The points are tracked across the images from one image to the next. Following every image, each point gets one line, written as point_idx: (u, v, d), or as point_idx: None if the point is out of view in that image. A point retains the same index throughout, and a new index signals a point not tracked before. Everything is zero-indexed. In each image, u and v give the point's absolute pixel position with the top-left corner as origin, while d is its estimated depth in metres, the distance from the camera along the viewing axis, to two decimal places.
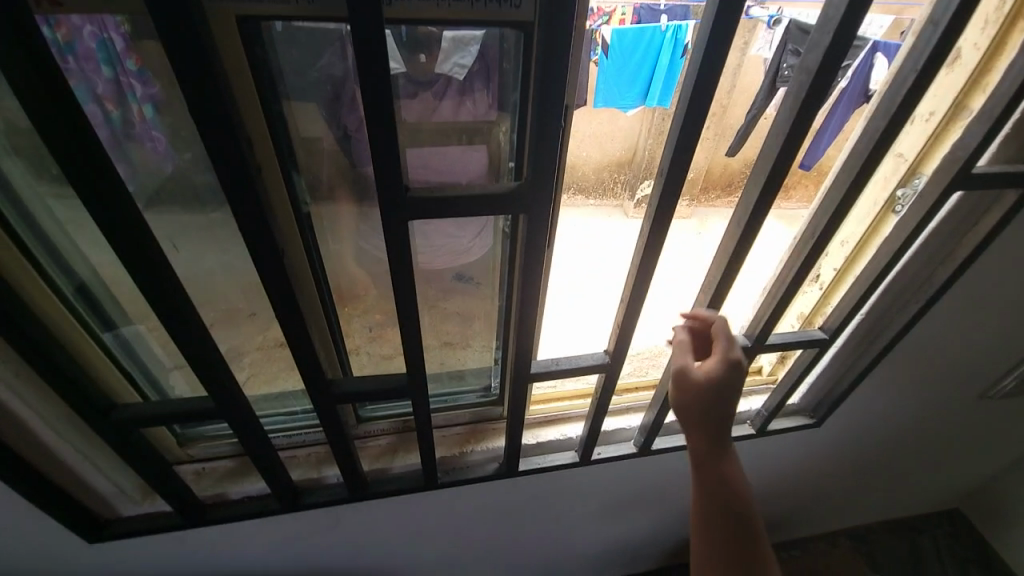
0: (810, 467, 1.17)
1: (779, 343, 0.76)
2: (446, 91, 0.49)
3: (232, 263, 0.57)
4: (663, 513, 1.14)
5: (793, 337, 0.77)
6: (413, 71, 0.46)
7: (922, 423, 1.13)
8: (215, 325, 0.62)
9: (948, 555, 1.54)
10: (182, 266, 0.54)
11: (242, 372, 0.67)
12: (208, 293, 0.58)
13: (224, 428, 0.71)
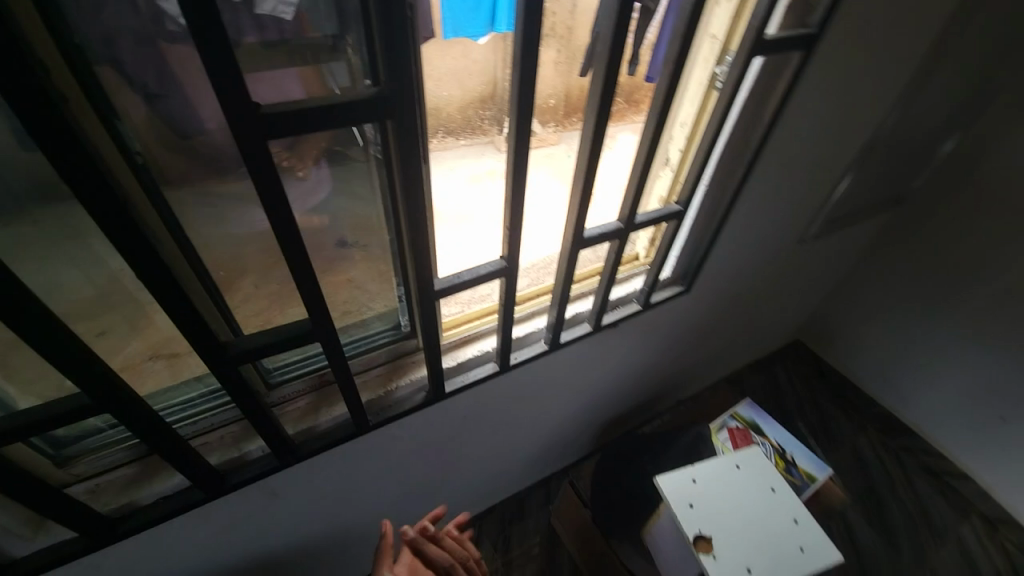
0: (691, 331, 1.38)
1: (647, 219, 0.86)
2: (268, 30, 0.44)
3: (74, 242, 0.50)
4: (582, 402, 1.28)
5: (658, 212, 0.88)
6: (229, 11, 0.41)
7: (764, 274, 1.38)
8: (76, 322, 0.54)
9: (795, 374, 1.96)
10: (10, 257, 0.46)
11: (121, 365, 0.60)
12: (48, 283, 0.50)
13: (104, 416, 0.63)
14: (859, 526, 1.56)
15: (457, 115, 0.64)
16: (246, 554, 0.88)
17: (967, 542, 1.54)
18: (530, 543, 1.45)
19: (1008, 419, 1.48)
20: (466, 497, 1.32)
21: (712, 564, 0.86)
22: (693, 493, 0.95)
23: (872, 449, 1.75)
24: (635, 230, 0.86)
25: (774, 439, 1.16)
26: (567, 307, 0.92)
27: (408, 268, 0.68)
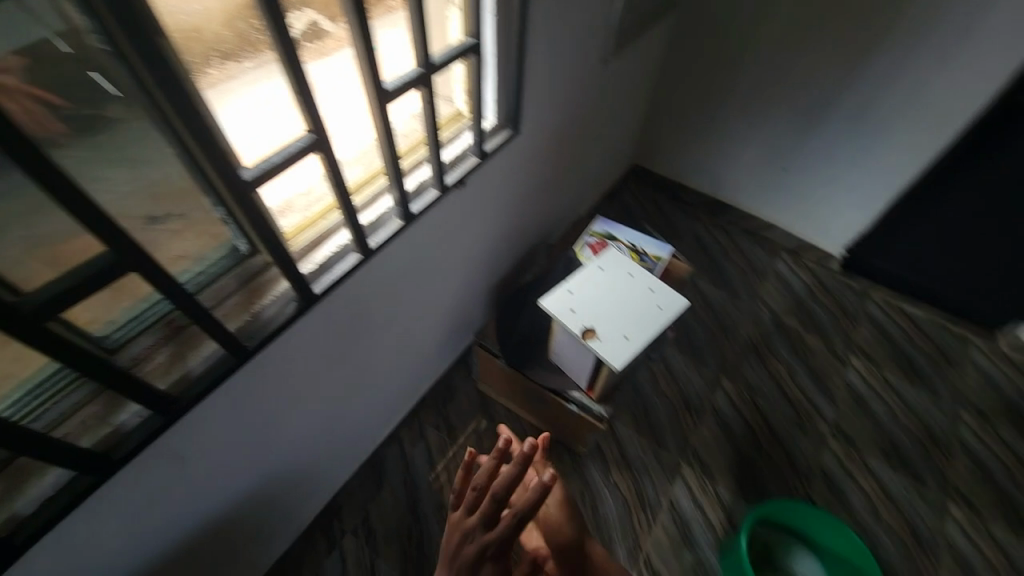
0: (538, 177, 1.47)
1: (445, 57, 0.86)
2: None
3: None
4: (464, 273, 1.36)
5: (453, 49, 0.88)
6: None
7: (584, 104, 1.48)
8: None
9: (638, 194, 2.24)
10: None
11: None
12: None
13: None
14: (709, 291, 1.95)
15: (226, 33, 0.56)
16: (190, 516, 0.91)
17: (779, 271, 2.01)
18: (468, 415, 1.64)
19: (788, 166, 1.87)
20: (391, 397, 1.42)
21: (598, 345, 1.03)
22: (572, 300, 1.10)
23: (706, 231, 2.12)
24: (435, 72, 0.85)
25: (626, 240, 1.34)
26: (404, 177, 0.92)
27: (217, 180, 0.62)
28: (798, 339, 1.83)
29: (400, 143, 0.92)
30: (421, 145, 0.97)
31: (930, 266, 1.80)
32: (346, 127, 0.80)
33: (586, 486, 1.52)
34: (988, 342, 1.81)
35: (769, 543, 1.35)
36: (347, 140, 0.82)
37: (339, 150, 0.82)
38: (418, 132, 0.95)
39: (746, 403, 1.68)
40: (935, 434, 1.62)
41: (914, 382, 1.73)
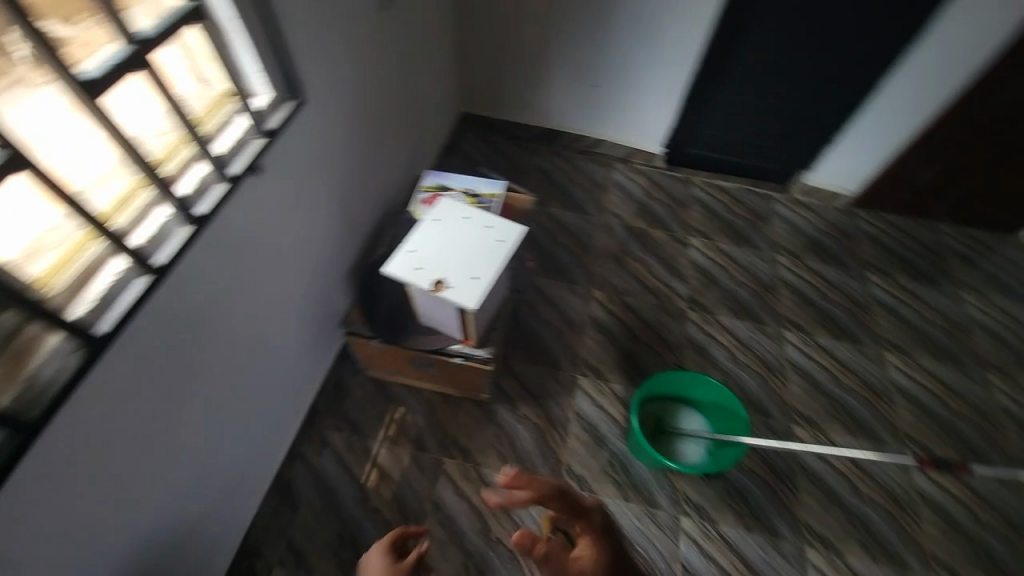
0: (357, 147, 1.41)
1: (160, 29, 0.76)
2: None
3: None
4: (307, 265, 1.29)
5: (166, 17, 0.77)
6: None
7: (380, 61, 1.43)
8: None
9: (476, 142, 2.25)
10: None
11: None
12: None
13: None
14: (562, 215, 2.06)
15: None
16: None
17: (617, 181, 2.18)
18: (366, 403, 1.60)
19: (596, 83, 2.01)
20: (273, 413, 1.34)
21: (450, 293, 1.04)
22: (416, 259, 1.09)
23: (547, 161, 2.22)
24: (151, 53, 0.76)
25: (460, 187, 1.35)
26: (166, 179, 0.83)
27: None
28: (646, 236, 2.03)
29: (151, 152, 0.80)
30: (181, 140, 0.85)
31: (728, 142, 2.08)
32: (72, 144, 0.67)
33: (500, 427, 1.58)
34: (785, 194, 2.17)
35: (660, 415, 1.52)
36: (78, 160, 0.69)
37: (68, 178, 0.68)
38: (171, 125, 0.83)
39: (617, 305, 1.84)
40: (764, 280, 1.93)
41: (741, 244, 2.02)
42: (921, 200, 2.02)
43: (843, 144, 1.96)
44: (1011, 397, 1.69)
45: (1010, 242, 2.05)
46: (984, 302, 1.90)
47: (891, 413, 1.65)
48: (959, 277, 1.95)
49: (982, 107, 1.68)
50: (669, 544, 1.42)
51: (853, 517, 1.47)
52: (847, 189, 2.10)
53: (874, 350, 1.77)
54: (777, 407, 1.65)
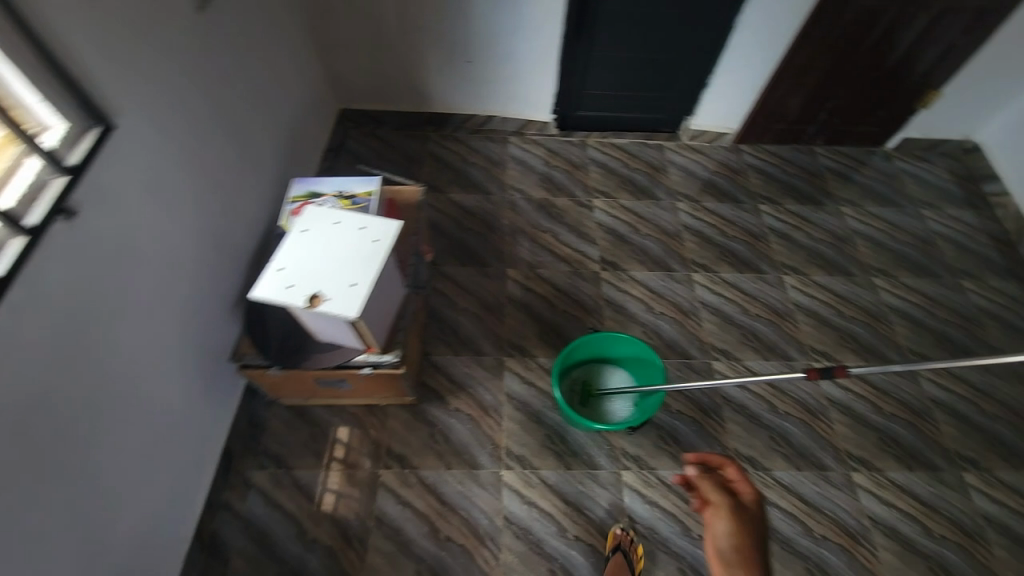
0: (209, 167, 1.30)
1: None
2: None
3: None
4: (169, 308, 1.18)
5: None
6: None
7: (215, 70, 1.30)
8: None
9: (362, 139, 2.14)
10: None
11: None
12: None
13: None
14: (464, 199, 2.01)
15: None
16: None
17: (514, 156, 2.15)
18: (286, 433, 1.51)
19: (471, 59, 1.94)
20: (173, 467, 1.24)
21: (328, 305, 0.98)
22: (287, 276, 1.01)
23: (440, 147, 2.15)
24: None
25: (333, 191, 1.26)
26: None
27: None
28: (550, 206, 2.02)
29: None
30: None
31: (613, 100, 2.10)
32: None
33: (432, 426, 1.55)
34: (675, 142, 2.23)
35: (585, 379, 1.54)
36: None
37: None
38: None
39: (532, 280, 1.84)
40: (667, 229, 1.99)
41: (641, 197, 2.07)
42: (795, 127, 2.14)
43: (717, 86, 2.02)
44: (894, 294, 1.85)
45: (876, 153, 2.23)
46: (861, 213, 2.05)
47: (796, 331, 1.77)
48: (838, 194, 2.10)
49: (827, 33, 1.79)
50: (614, 501, 1.45)
51: (775, 434, 1.56)
52: (730, 129, 2.19)
53: (773, 276, 1.88)
54: (695, 347, 1.73)
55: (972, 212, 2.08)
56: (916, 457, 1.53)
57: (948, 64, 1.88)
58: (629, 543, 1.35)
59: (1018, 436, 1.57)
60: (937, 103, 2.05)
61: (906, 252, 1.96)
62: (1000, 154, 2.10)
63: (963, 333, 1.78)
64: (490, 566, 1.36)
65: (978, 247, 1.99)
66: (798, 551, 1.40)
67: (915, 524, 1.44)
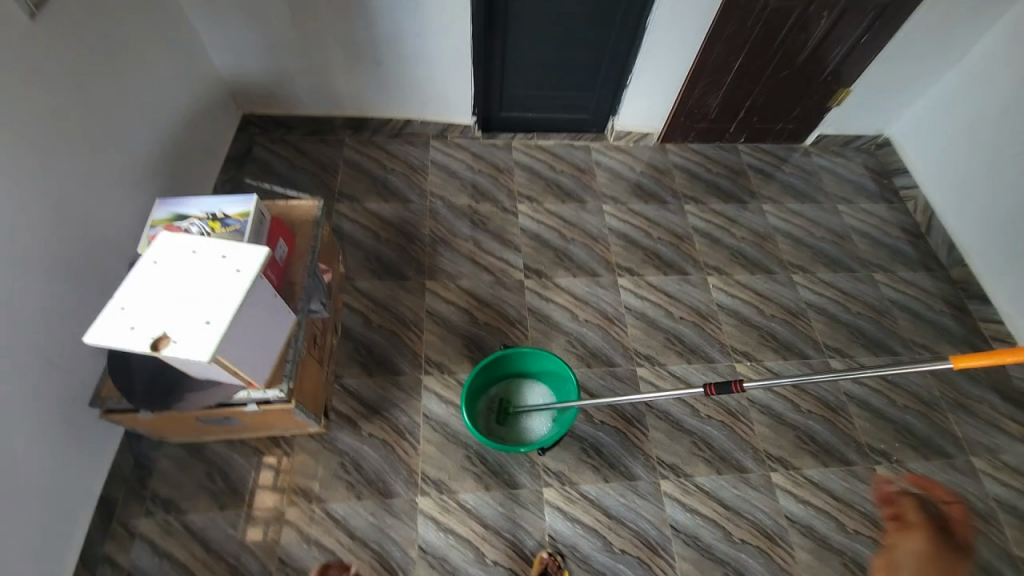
0: (37, 190, 1.15)
1: None
2: None
3: None
4: (10, 355, 1.06)
5: None
6: None
7: (48, 82, 1.19)
8: None
9: (270, 146, 2.00)
10: None
11: None
12: None
13: None
14: (380, 208, 1.91)
15: None
16: None
17: (435, 161, 2.06)
18: (175, 474, 1.37)
19: (380, 61, 1.84)
20: (31, 523, 1.10)
21: (176, 349, 0.88)
22: (128, 317, 0.90)
23: (356, 153, 2.04)
24: None
25: (201, 213, 1.15)
26: None
27: None
28: (472, 212, 1.95)
29: None
30: None
31: (534, 101, 2.04)
32: None
33: (342, 455, 1.45)
34: (601, 143, 2.19)
35: (503, 395, 1.48)
36: None
37: None
38: None
39: (452, 292, 1.76)
40: (593, 232, 1.95)
41: (567, 200, 2.02)
42: (717, 126, 2.15)
43: (635, 87, 1.98)
44: (812, 290, 1.88)
45: (795, 150, 2.27)
46: (782, 210, 2.08)
47: (718, 332, 1.76)
48: (760, 192, 2.12)
49: (738, 33, 1.79)
50: (534, 520, 1.40)
51: (698, 439, 1.54)
52: (654, 128, 2.17)
53: (697, 277, 1.88)
54: (620, 355, 1.69)
55: (885, 206, 2.15)
56: (832, 453, 1.55)
57: (854, 62, 1.92)
58: (556, 568, 1.31)
59: (926, 426, 1.62)
60: (848, 100, 2.09)
61: (823, 247, 2.00)
62: (909, 149, 2.17)
63: (876, 327, 1.83)
64: None
65: (890, 239, 2.05)
66: (717, 558, 1.39)
67: (829, 521, 1.45)
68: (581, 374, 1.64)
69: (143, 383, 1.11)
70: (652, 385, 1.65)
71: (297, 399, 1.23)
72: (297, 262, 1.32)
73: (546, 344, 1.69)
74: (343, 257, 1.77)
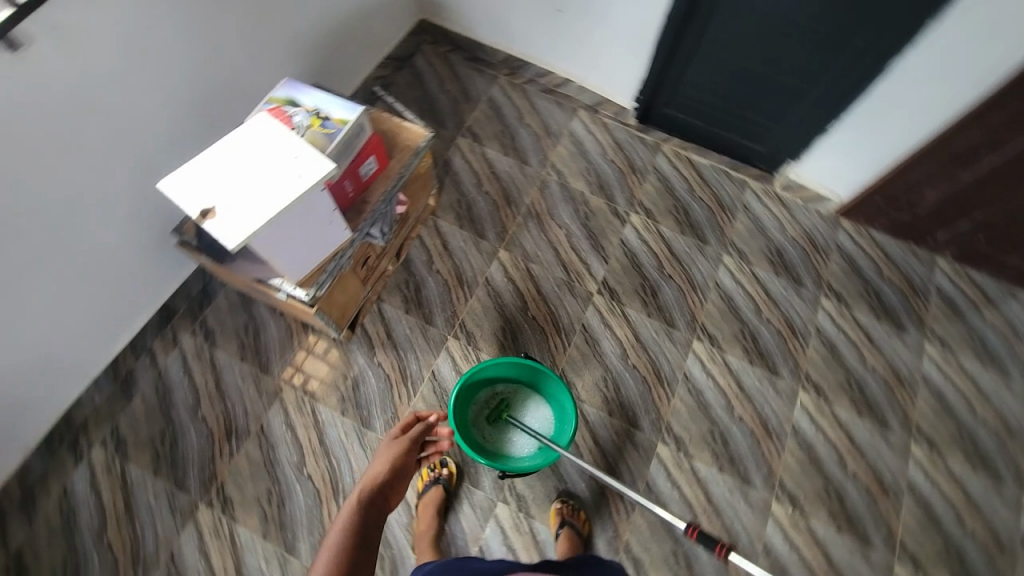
0: (211, 34, 1.27)
1: None
2: None
3: None
4: (125, 166, 1.22)
5: None
6: None
7: None
8: None
9: (432, 55, 1.99)
10: None
11: None
12: None
13: None
14: (497, 159, 1.83)
15: None
16: None
17: (574, 132, 1.90)
18: (223, 314, 1.55)
19: (561, 8, 1.70)
20: (106, 299, 1.35)
21: (215, 226, 0.95)
22: (197, 177, 0.98)
23: (503, 94, 1.95)
24: None
25: (310, 105, 1.18)
26: None
27: None
28: (582, 201, 1.79)
29: None
30: None
31: (708, 111, 1.75)
32: None
33: (350, 369, 1.52)
34: (763, 185, 1.84)
35: (507, 398, 1.42)
36: None
37: None
38: None
39: (519, 271, 1.67)
40: (696, 279, 1.69)
41: (686, 232, 1.76)
42: (922, 225, 1.67)
43: (834, 137, 1.62)
44: (925, 474, 1.46)
45: (1018, 299, 1.69)
46: (949, 363, 1.60)
47: (774, 456, 1.47)
48: (932, 327, 1.64)
49: (1009, 125, 1.33)
50: (475, 525, 1.37)
51: (679, 550, 1.35)
52: (837, 194, 1.77)
53: (787, 385, 1.55)
54: (649, 420, 1.50)
55: None
56: None
57: None
58: None
59: None
60: None
61: (977, 433, 1.51)
62: None
63: (985, 560, 1.38)
64: (331, 521, 1.38)
65: None
66: None
67: None
68: (597, 417, 1.50)
69: (209, 253, 1.25)
70: (665, 470, 1.45)
71: (321, 306, 1.29)
72: (379, 183, 1.32)
73: (580, 368, 1.55)
74: (439, 191, 1.76)
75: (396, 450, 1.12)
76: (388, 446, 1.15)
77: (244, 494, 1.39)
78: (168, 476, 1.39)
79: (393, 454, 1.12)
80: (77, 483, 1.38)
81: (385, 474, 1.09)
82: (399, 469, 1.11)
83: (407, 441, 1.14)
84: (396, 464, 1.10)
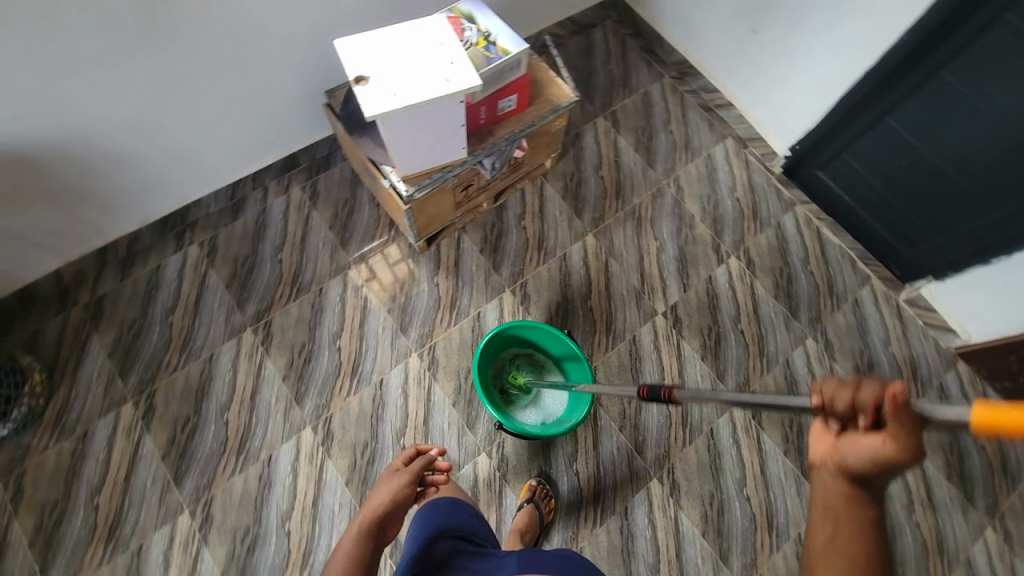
0: None
1: None
2: None
3: None
4: (314, 22, 1.37)
5: None
6: None
7: None
8: None
9: (611, 32, 1.98)
10: None
11: None
12: None
13: None
14: (626, 151, 1.81)
15: None
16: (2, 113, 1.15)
17: (713, 156, 1.82)
18: (333, 183, 1.70)
19: (757, 29, 1.62)
20: (253, 128, 1.53)
21: (361, 92, 1.04)
22: (366, 48, 1.08)
23: (662, 93, 1.90)
24: None
25: (483, 27, 1.24)
26: None
27: None
28: (689, 223, 1.73)
29: None
30: None
31: (863, 188, 1.60)
32: None
33: (411, 277, 1.62)
34: (887, 289, 1.66)
35: (537, 368, 1.46)
36: None
37: None
38: None
39: (597, 261, 1.66)
40: (767, 347, 1.58)
41: (780, 298, 1.65)
42: None
43: (993, 273, 1.42)
44: None
45: None
46: (1005, 561, 1.39)
47: (763, 550, 1.38)
48: (1007, 516, 1.43)
49: None
50: (454, 461, 1.43)
51: None
52: (967, 333, 1.56)
53: None
54: (655, 453, 1.45)
55: None
56: None
57: None
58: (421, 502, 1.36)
59: None
60: None
61: None
62: None
63: None
64: (339, 394, 1.50)
65: None
66: None
67: None
68: (608, 425, 1.48)
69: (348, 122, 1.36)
70: (649, 506, 1.41)
71: (414, 210, 1.38)
72: (510, 122, 1.36)
73: (613, 374, 1.53)
74: (559, 158, 1.78)
75: (397, 482, 1.03)
76: (387, 480, 1.05)
77: (283, 336, 1.55)
78: (234, 293, 1.58)
79: (394, 488, 1.02)
80: (169, 265, 1.61)
81: (387, 505, 0.99)
82: (401, 502, 1.01)
83: (408, 475, 1.05)
84: (397, 495, 1.00)
